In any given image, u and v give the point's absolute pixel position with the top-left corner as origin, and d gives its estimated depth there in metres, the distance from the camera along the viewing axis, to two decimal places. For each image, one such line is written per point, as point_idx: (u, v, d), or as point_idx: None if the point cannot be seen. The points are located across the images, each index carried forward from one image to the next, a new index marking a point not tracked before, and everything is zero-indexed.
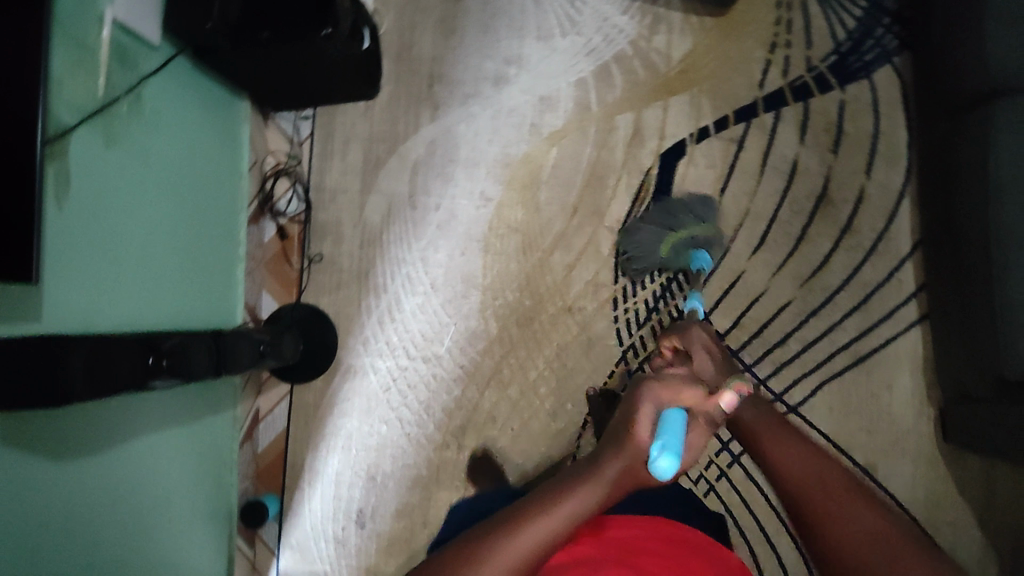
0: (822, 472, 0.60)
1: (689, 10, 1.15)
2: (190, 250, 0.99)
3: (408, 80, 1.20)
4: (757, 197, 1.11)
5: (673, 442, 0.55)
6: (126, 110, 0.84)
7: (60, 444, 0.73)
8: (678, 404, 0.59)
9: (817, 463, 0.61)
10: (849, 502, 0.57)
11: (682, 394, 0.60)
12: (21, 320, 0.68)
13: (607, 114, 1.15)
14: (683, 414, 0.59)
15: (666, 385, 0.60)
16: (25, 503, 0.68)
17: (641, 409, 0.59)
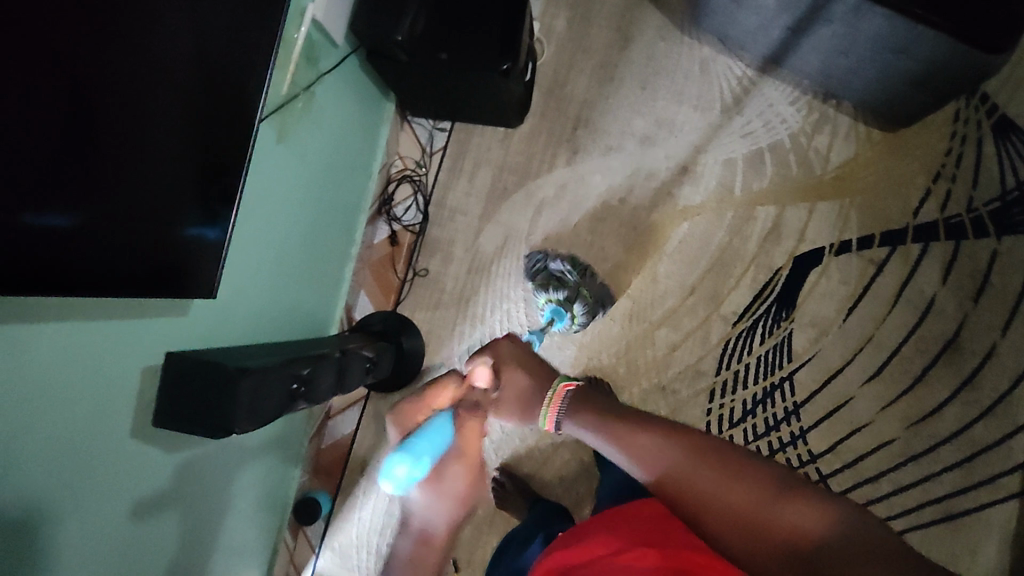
0: (739, 494, 0.50)
1: (859, 116, 1.09)
2: (314, 248, 0.99)
3: (553, 117, 1.17)
4: (882, 326, 1.07)
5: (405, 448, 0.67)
6: (299, 108, 0.83)
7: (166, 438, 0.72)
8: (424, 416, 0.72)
9: (728, 487, 0.50)
10: (776, 511, 0.48)
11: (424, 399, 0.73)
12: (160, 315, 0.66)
13: (748, 202, 1.11)
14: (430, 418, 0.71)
15: (403, 404, 0.75)
16: (129, 500, 0.67)
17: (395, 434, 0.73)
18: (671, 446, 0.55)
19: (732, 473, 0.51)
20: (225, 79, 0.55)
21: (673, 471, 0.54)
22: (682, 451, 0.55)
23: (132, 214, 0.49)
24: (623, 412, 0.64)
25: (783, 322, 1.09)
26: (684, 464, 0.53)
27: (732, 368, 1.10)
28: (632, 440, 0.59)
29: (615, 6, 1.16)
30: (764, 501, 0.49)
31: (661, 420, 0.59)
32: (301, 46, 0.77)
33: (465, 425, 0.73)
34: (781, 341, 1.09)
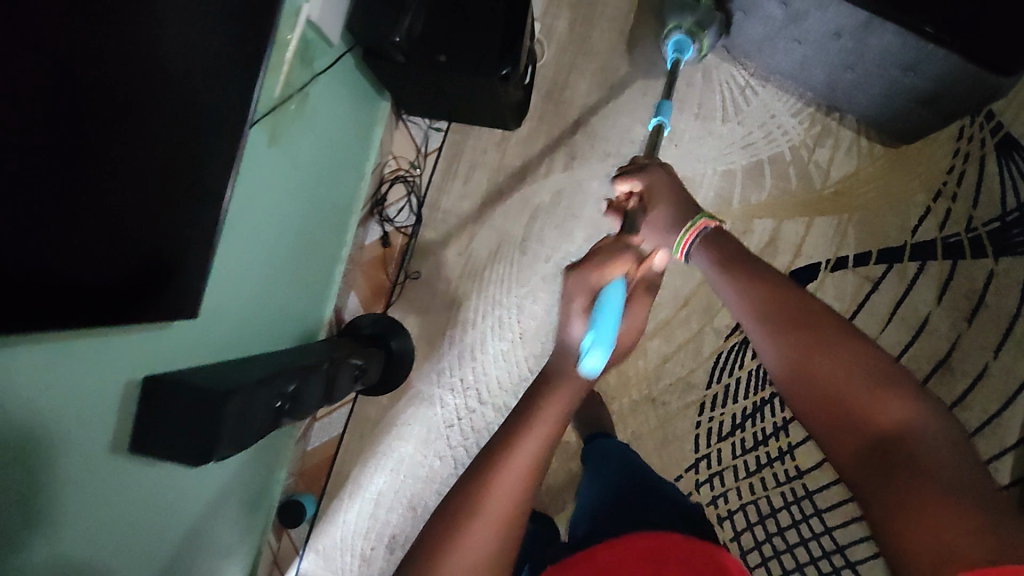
0: (884, 403, 0.50)
1: (862, 131, 1.08)
2: (304, 251, 0.97)
3: (552, 121, 1.15)
4: (875, 344, 1.07)
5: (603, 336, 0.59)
6: (292, 110, 0.80)
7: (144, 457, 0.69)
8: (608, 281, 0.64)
9: (879, 396, 0.51)
10: (901, 422, 0.49)
11: (609, 269, 0.64)
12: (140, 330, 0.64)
13: (746, 215, 1.10)
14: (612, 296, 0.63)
15: (591, 265, 0.65)
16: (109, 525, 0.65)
17: (576, 300, 0.65)
18: (806, 336, 0.55)
19: (870, 379, 0.52)
20: (214, 94, 0.52)
21: (806, 343, 0.55)
22: (832, 334, 0.55)
23: (111, 241, 0.47)
24: (769, 274, 0.62)
25: None
26: (833, 347, 0.54)
27: (723, 381, 1.10)
28: (770, 302, 0.60)
29: (618, 9, 1.13)
30: (888, 414, 0.50)
31: (813, 301, 0.58)
32: (295, 47, 0.74)
33: (634, 303, 0.71)
34: None
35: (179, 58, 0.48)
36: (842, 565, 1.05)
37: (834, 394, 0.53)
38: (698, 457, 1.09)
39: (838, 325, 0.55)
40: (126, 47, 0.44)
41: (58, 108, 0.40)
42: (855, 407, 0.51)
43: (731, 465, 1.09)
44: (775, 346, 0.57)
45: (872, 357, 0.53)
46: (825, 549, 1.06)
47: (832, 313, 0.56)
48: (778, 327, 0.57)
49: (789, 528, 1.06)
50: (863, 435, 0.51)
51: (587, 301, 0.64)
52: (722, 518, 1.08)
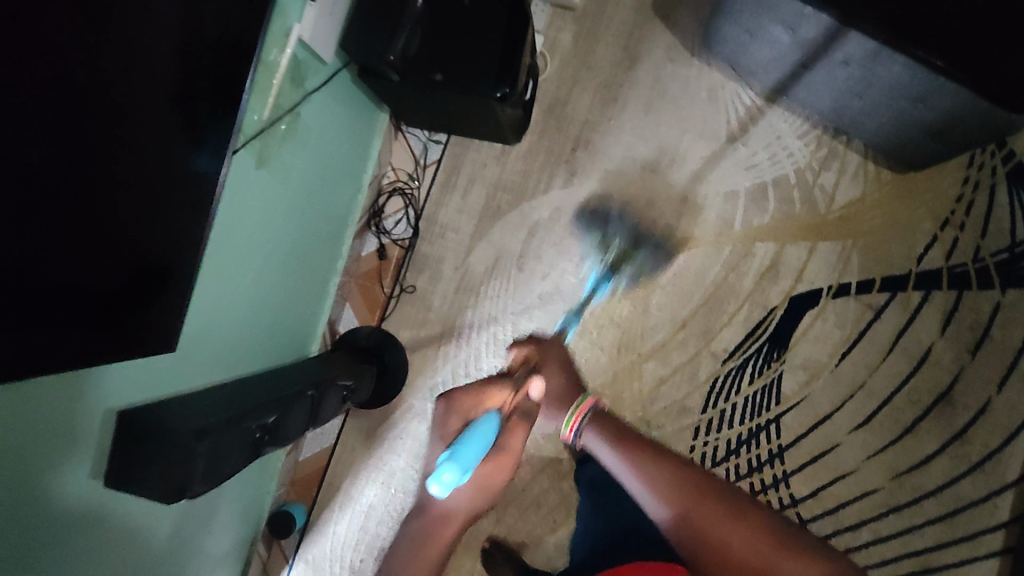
0: (758, 544, 0.62)
1: (869, 155, 1.05)
2: (297, 266, 0.96)
3: (553, 136, 1.13)
4: (876, 374, 1.05)
5: (461, 457, 0.63)
6: (282, 131, 0.79)
7: None
8: (484, 420, 0.68)
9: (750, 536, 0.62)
10: (785, 561, 0.61)
11: (487, 399, 0.74)
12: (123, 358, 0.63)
13: (748, 238, 1.08)
14: (489, 429, 0.67)
15: (467, 394, 0.75)
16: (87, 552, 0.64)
17: (453, 420, 0.74)
18: (707, 504, 0.65)
19: (751, 524, 0.63)
20: (195, 128, 0.51)
21: (720, 512, 0.64)
22: (707, 487, 0.66)
23: (82, 279, 0.45)
24: (639, 440, 0.72)
25: (774, 362, 1.07)
26: (716, 520, 0.63)
27: (718, 406, 1.08)
28: (650, 473, 0.68)
29: (623, 24, 1.11)
30: (770, 556, 0.61)
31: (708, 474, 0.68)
32: (284, 69, 0.73)
33: (511, 423, 0.74)
34: (770, 382, 1.07)
35: (161, 95, 0.47)
36: None
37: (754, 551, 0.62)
38: None
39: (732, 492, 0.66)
40: (100, 82, 0.42)
41: (24, 148, 0.38)
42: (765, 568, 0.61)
43: None
44: (686, 508, 0.65)
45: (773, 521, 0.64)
46: None
47: (723, 483, 0.67)
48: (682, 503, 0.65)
49: None
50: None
51: (458, 426, 0.74)
52: None
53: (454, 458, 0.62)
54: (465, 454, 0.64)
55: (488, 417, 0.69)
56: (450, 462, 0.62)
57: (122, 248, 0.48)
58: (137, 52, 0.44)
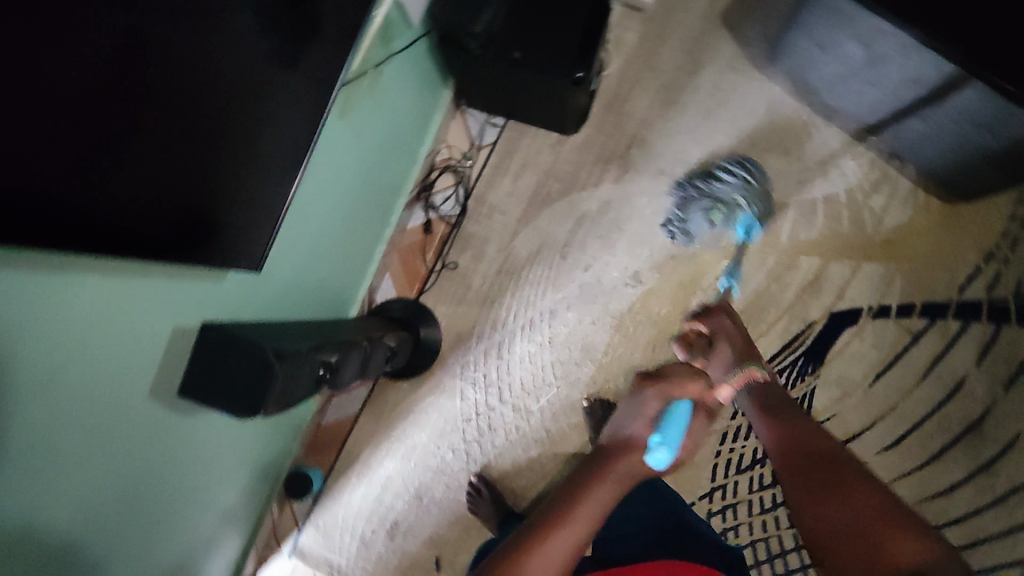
0: (863, 506, 0.51)
1: (921, 183, 1.07)
2: (351, 226, 0.97)
3: (609, 131, 1.14)
4: (907, 398, 1.05)
5: (671, 438, 0.62)
6: (364, 86, 0.80)
7: (176, 406, 0.69)
8: (680, 398, 0.65)
9: (861, 495, 0.52)
10: (897, 535, 0.48)
11: (684, 387, 0.66)
12: (195, 279, 0.63)
13: (793, 250, 1.09)
14: (684, 410, 0.65)
15: (670, 376, 0.67)
16: (131, 468, 0.64)
17: (648, 404, 0.65)
18: (812, 474, 0.56)
19: (868, 488, 0.53)
20: (294, 47, 0.52)
21: (825, 495, 0.54)
22: (812, 452, 0.58)
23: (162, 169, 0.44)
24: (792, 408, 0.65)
25: (809, 376, 1.07)
26: (828, 466, 0.56)
27: None
28: (803, 426, 0.62)
29: (691, 30, 1.13)
30: (882, 523, 0.49)
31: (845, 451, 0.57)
32: (379, 24, 0.74)
33: (697, 422, 0.68)
34: (802, 396, 1.07)
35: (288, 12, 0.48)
36: None
37: (870, 528, 0.50)
38: (712, 487, 1.08)
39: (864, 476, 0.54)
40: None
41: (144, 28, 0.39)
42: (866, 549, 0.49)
43: (746, 499, 1.08)
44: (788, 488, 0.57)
45: (897, 506, 0.50)
46: None
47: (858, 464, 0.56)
48: (802, 477, 0.57)
49: None
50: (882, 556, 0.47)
51: (659, 410, 0.64)
52: None
53: (663, 443, 0.61)
54: (674, 436, 0.62)
55: (681, 404, 0.65)
56: (663, 445, 0.61)
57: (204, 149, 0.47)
58: None
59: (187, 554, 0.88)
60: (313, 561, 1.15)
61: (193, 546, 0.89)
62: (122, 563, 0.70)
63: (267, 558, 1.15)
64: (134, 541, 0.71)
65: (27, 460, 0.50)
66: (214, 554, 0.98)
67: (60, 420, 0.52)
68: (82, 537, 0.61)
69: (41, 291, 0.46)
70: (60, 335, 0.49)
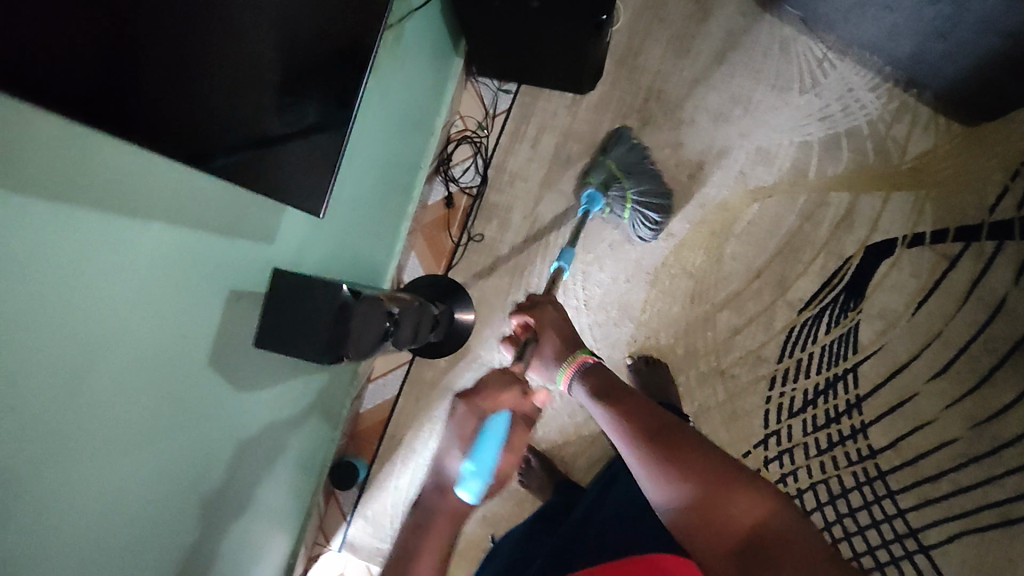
0: (704, 465, 0.50)
1: (940, 108, 1.07)
2: (382, 198, 0.94)
3: (625, 86, 1.13)
4: (952, 323, 1.05)
5: (481, 468, 0.66)
6: (391, 40, 0.77)
7: (234, 377, 0.65)
8: (499, 413, 0.71)
9: (701, 455, 0.51)
10: (735, 495, 0.47)
11: (502, 399, 0.72)
12: (249, 234, 0.59)
13: (822, 187, 1.08)
14: (501, 428, 0.70)
15: (482, 395, 0.72)
16: (194, 443, 0.60)
17: (469, 421, 0.71)
18: (653, 443, 0.54)
19: (708, 452, 0.51)
20: None
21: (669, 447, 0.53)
22: (657, 425, 0.56)
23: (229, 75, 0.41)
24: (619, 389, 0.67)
25: (851, 312, 1.06)
26: (665, 430, 0.55)
27: (795, 356, 1.07)
28: (620, 407, 0.62)
29: None
30: (721, 483, 0.49)
31: (668, 416, 0.58)
32: None
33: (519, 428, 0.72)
34: (847, 332, 1.06)
35: None
36: (914, 549, 1.02)
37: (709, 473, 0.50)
38: (766, 433, 1.06)
39: (684, 428, 0.55)
40: None
41: None
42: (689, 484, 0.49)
43: (802, 442, 1.06)
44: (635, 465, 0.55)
45: (720, 450, 0.52)
46: (897, 533, 1.03)
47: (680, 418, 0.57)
48: (635, 430, 0.57)
49: (861, 509, 1.03)
50: (732, 502, 0.47)
51: (474, 428, 0.70)
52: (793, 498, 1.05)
53: (475, 469, 0.66)
54: (485, 458, 0.67)
55: (501, 417, 0.71)
56: (473, 472, 0.66)
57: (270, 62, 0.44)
58: None
59: (240, 553, 0.82)
60: (365, 554, 1.10)
61: (246, 546, 0.84)
62: (186, 558, 0.65)
63: (315, 556, 1.11)
64: (197, 532, 0.66)
65: (100, 426, 0.46)
66: (264, 557, 0.93)
67: (131, 384, 0.48)
68: (149, 519, 0.56)
69: (112, 229, 0.42)
70: (131, 285, 0.45)
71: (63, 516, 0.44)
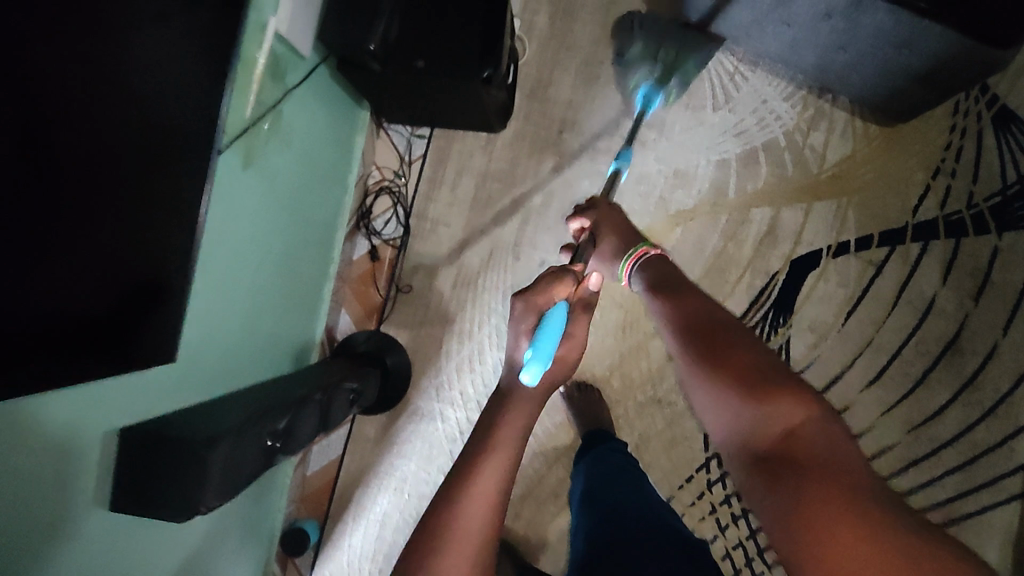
0: (748, 370, 0.53)
1: (856, 111, 1.05)
2: (290, 274, 0.93)
3: (538, 121, 1.11)
4: (882, 329, 1.04)
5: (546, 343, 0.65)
6: (265, 129, 0.76)
7: None
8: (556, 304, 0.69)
9: (744, 362, 0.54)
10: (782, 404, 0.50)
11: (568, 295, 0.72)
12: None
13: (743, 204, 1.07)
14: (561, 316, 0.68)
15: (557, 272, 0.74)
16: None
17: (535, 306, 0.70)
18: (708, 350, 0.56)
19: (754, 380, 0.53)
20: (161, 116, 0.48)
21: (704, 348, 0.56)
22: (701, 329, 0.59)
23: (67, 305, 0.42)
24: (672, 277, 0.69)
25: (781, 328, 1.06)
26: (738, 367, 0.54)
27: None
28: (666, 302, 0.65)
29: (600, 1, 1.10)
30: (767, 391, 0.51)
31: (715, 317, 0.60)
32: (263, 65, 0.70)
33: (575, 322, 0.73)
34: (779, 348, 1.06)
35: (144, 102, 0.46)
36: None
37: (782, 452, 0.48)
38: (707, 456, 1.07)
39: (762, 354, 0.55)
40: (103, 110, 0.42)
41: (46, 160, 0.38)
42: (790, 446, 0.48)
43: None
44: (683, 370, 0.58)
45: (774, 368, 0.53)
46: None
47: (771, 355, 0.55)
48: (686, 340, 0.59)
49: None
50: (813, 496, 0.45)
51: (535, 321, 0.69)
52: (738, 517, 1.06)
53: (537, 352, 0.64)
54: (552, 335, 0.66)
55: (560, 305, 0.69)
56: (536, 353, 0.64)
57: (111, 269, 0.46)
58: (117, 52, 0.42)
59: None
60: None
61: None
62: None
63: None
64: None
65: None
66: None
67: None
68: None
69: None
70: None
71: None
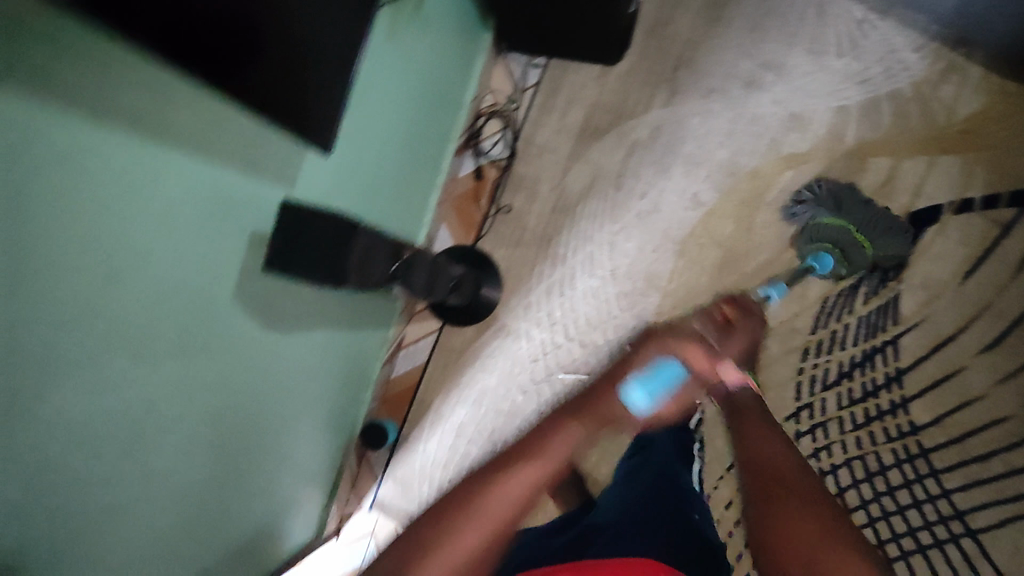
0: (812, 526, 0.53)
1: (994, 66, 1.01)
2: (404, 166, 0.97)
3: (653, 56, 1.13)
4: (1004, 293, 0.98)
5: (654, 387, 0.69)
6: (410, 9, 0.81)
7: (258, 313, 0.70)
8: (672, 363, 0.71)
9: (820, 520, 0.54)
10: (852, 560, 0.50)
11: (683, 355, 0.72)
12: (264, 181, 0.63)
13: (861, 153, 1.05)
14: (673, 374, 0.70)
15: (674, 341, 0.74)
16: (208, 379, 0.64)
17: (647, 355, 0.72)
18: (781, 515, 0.56)
19: (826, 528, 0.53)
20: None
21: (776, 499, 0.57)
22: (784, 477, 0.60)
23: (230, 28, 0.44)
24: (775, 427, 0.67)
25: (890, 283, 1.02)
26: (800, 516, 0.55)
27: (829, 327, 1.04)
28: (763, 444, 0.65)
29: None
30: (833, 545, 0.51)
31: (814, 481, 0.59)
32: None
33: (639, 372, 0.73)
34: (886, 304, 1.03)
35: None
36: (960, 533, 0.94)
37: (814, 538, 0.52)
38: (797, 406, 1.04)
39: (812, 483, 0.59)
40: None
41: None
42: (797, 549, 0.52)
43: (836, 416, 1.03)
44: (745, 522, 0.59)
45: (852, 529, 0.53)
46: (941, 514, 0.95)
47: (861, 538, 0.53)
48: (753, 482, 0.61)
49: (899, 487, 0.97)
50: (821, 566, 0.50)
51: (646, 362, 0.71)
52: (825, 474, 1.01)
53: (643, 392, 0.69)
54: (654, 386, 0.70)
55: (673, 369, 0.70)
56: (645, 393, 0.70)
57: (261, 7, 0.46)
58: None
59: (253, 514, 0.84)
60: (393, 513, 1.14)
61: (267, 495, 0.87)
62: (203, 489, 0.69)
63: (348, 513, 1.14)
64: (218, 467, 0.71)
65: (125, 339, 0.51)
66: (293, 513, 0.96)
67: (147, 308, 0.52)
68: (175, 437, 0.61)
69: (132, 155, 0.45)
70: (155, 217, 0.50)
71: (88, 414, 0.49)
